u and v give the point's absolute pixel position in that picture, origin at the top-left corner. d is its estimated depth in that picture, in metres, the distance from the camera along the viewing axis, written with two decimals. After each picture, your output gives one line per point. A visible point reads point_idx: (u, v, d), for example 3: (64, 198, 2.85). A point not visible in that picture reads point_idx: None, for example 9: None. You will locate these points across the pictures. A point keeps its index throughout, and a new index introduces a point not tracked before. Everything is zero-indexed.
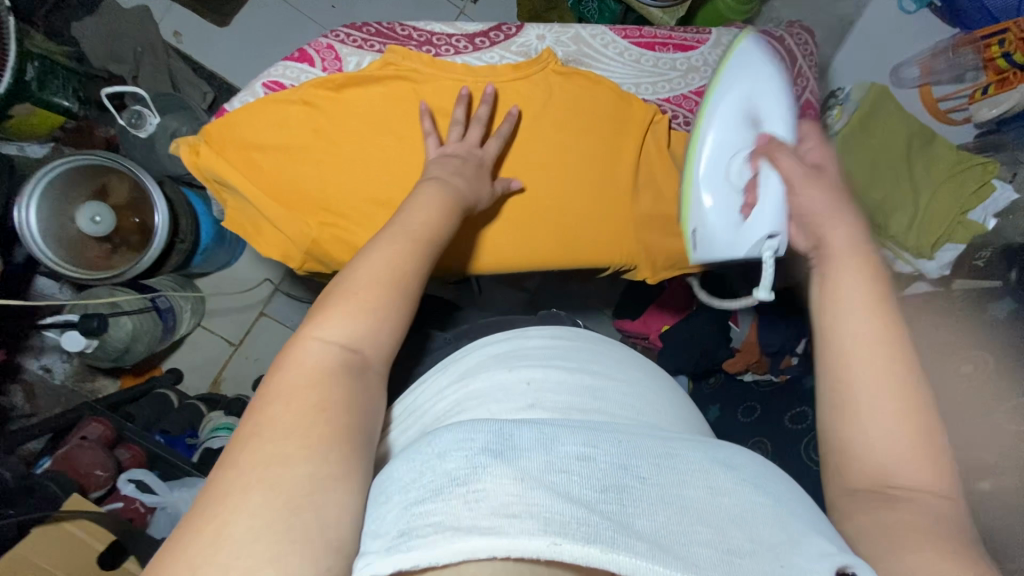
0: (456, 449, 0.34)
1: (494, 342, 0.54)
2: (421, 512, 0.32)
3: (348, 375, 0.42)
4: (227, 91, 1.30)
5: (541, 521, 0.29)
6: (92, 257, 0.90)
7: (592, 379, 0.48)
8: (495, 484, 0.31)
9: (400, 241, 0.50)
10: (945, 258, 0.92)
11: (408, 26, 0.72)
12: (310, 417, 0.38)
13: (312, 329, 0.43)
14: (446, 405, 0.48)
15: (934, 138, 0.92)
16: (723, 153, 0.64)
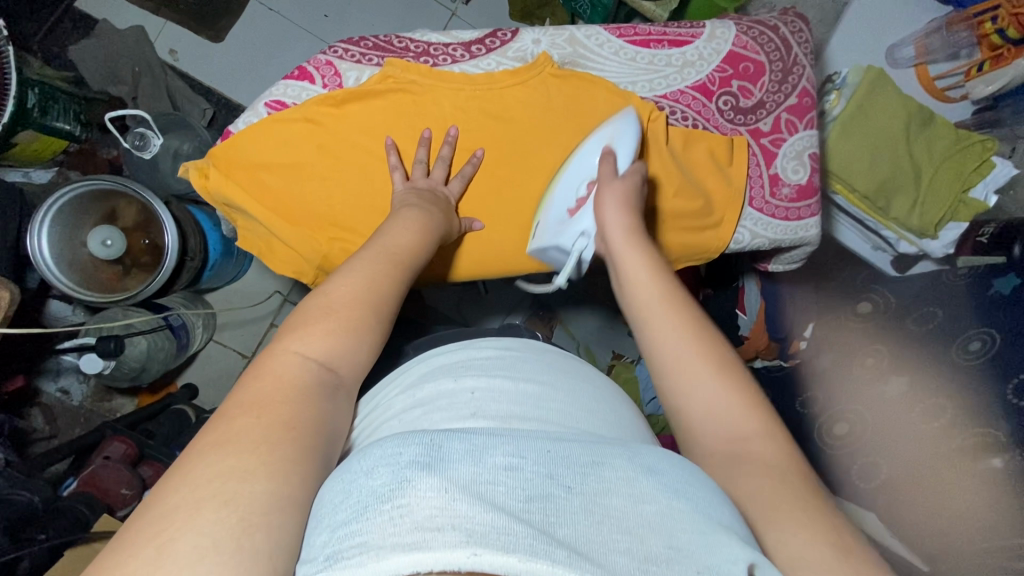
0: (383, 465, 0.35)
1: (443, 355, 0.55)
2: (346, 532, 0.32)
3: (325, 392, 0.44)
4: (226, 107, 1.30)
5: (460, 533, 0.30)
6: (105, 279, 0.92)
7: (536, 389, 0.48)
8: (423, 496, 0.32)
9: (380, 262, 0.55)
10: (949, 237, 0.93)
11: (404, 38, 0.72)
12: (280, 438, 0.39)
13: (287, 344, 0.46)
14: (398, 412, 0.48)
15: (932, 118, 0.91)
16: (574, 177, 0.69)
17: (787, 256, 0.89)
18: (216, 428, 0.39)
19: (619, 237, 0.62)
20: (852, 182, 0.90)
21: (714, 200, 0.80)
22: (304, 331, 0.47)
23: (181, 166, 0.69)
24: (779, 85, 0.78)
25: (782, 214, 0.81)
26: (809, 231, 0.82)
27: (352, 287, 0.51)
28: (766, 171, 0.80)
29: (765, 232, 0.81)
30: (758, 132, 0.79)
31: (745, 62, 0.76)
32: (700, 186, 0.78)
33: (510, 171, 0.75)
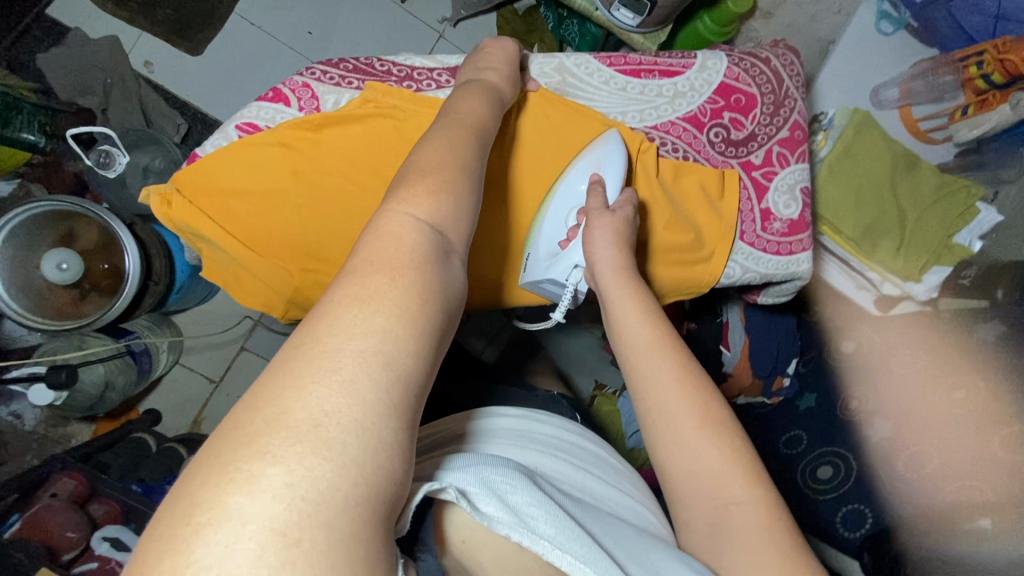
0: (490, 458, 0.42)
1: (511, 415, 0.59)
2: (464, 478, 0.40)
3: (438, 256, 0.41)
4: (202, 122, 1.25)
5: (553, 530, 0.39)
6: (60, 304, 0.86)
7: (590, 481, 0.54)
8: (526, 493, 0.40)
9: (457, 130, 0.53)
10: (933, 281, 0.92)
11: (387, 61, 0.69)
12: (414, 304, 0.37)
13: (398, 205, 0.43)
14: (457, 437, 0.55)
15: (918, 162, 0.91)
16: (562, 205, 0.68)
17: (777, 287, 0.84)
18: (349, 283, 0.37)
19: (612, 278, 0.61)
20: (840, 225, 0.90)
21: (705, 233, 0.76)
22: (406, 194, 0.44)
23: (140, 192, 0.64)
24: (771, 118, 0.76)
25: (774, 248, 0.78)
26: (801, 266, 0.79)
27: (440, 155, 0.48)
28: (758, 205, 0.77)
29: (758, 266, 0.78)
30: (749, 164, 0.77)
31: (737, 93, 0.75)
32: (691, 219, 0.75)
33: (496, 204, 0.72)
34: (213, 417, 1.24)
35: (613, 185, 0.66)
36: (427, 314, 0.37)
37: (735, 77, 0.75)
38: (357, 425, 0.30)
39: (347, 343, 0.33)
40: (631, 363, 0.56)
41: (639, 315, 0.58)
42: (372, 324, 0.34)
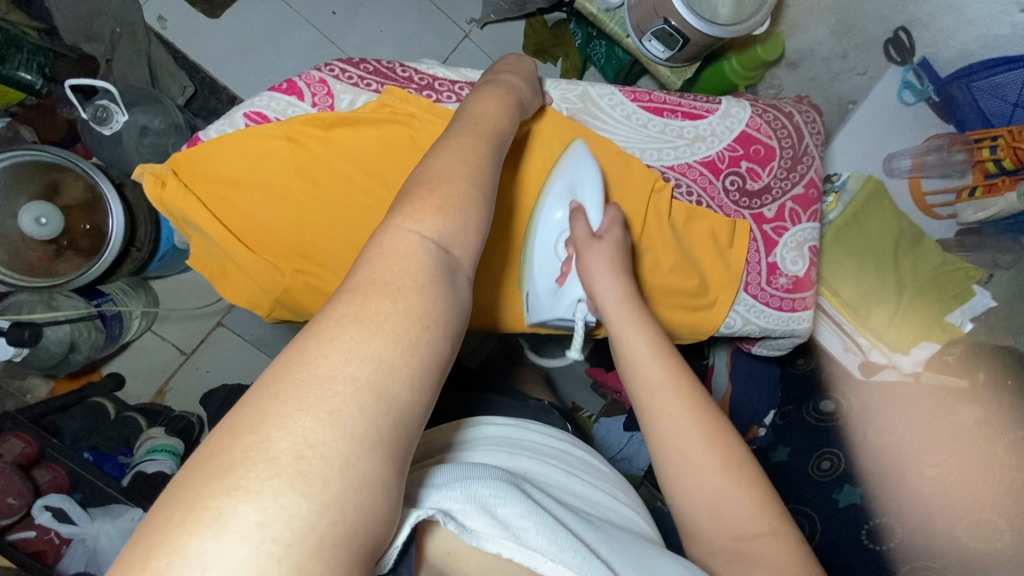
0: (477, 469, 0.40)
1: (500, 423, 0.57)
2: (448, 494, 0.37)
3: (444, 273, 0.39)
4: (210, 87, 1.22)
5: (546, 546, 0.37)
6: (33, 258, 0.82)
7: (587, 490, 0.51)
8: (517, 504, 0.38)
9: (471, 134, 0.50)
10: (920, 356, 0.93)
11: (409, 68, 0.67)
12: (415, 328, 0.34)
13: (403, 221, 0.40)
14: (439, 452, 0.52)
15: (922, 239, 0.95)
16: (546, 239, 0.66)
17: (774, 341, 0.84)
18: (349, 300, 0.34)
19: (615, 307, 0.58)
20: (838, 289, 0.93)
21: (710, 280, 0.75)
22: (413, 207, 0.41)
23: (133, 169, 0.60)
24: (787, 173, 0.76)
25: (777, 303, 0.77)
26: (802, 324, 0.78)
27: (452, 163, 0.46)
28: (765, 258, 0.76)
29: (758, 319, 0.77)
30: (761, 217, 0.76)
31: (756, 144, 0.74)
32: (697, 265, 0.74)
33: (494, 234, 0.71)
34: (180, 388, 1.20)
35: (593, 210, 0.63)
36: (429, 334, 0.35)
37: (757, 128, 0.74)
38: (341, 463, 0.28)
39: (339, 372, 0.31)
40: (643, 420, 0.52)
41: (649, 353, 0.54)
42: (366, 349, 0.32)
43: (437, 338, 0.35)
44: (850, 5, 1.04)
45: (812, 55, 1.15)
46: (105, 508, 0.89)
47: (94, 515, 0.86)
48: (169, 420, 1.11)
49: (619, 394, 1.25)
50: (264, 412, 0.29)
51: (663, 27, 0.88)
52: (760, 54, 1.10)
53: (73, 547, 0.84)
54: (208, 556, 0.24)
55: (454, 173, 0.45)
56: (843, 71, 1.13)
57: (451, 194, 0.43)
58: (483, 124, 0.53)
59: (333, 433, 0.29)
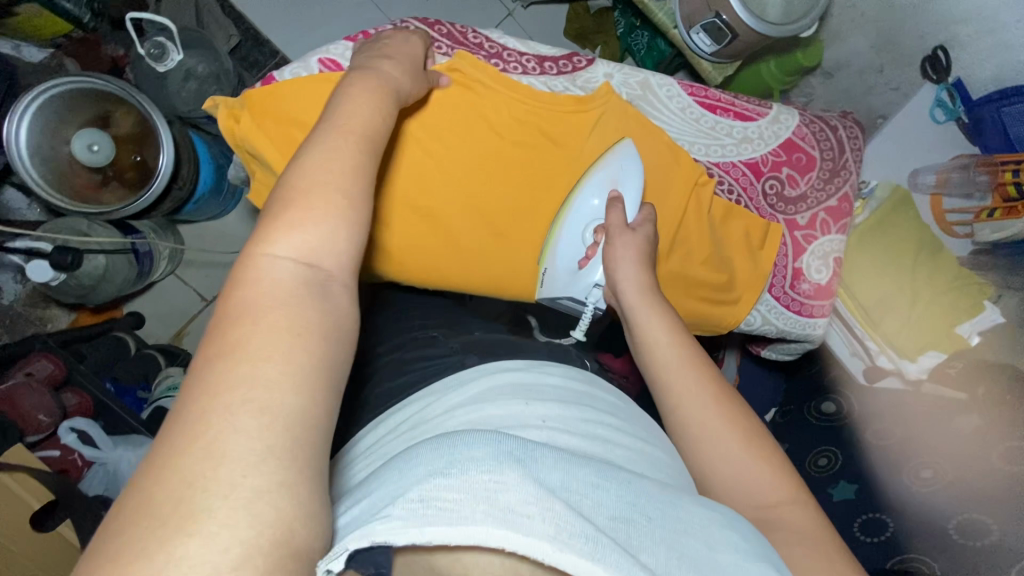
0: (475, 450, 0.36)
1: (515, 370, 0.58)
2: (441, 486, 0.33)
3: (308, 291, 0.38)
4: (253, 39, 1.21)
5: (552, 528, 0.32)
6: (79, 186, 0.83)
7: (603, 428, 0.51)
8: (522, 488, 0.33)
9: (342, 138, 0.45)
10: (926, 363, 0.99)
11: (481, 35, 0.69)
12: (286, 342, 0.35)
13: (261, 247, 0.38)
14: (461, 403, 0.54)
15: (942, 251, 0.98)
16: (577, 220, 0.67)
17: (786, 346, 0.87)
18: (221, 336, 0.35)
19: (636, 294, 0.61)
20: (858, 293, 0.98)
21: (737, 279, 0.77)
22: None
23: (209, 98, 0.63)
24: (824, 184, 0.78)
25: (796, 307, 0.80)
26: (816, 330, 0.82)
27: None
28: (792, 263, 0.79)
29: (777, 321, 0.80)
30: (794, 223, 0.79)
31: (799, 152, 0.76)
32: (728, 262, 0.76)
33: (518, 217, 0.71)
34: (197, 334, 1.22)
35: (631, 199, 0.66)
36: (303, 341, 0.36)
37: (802, 137, 0.76)
38: (284, 458, 0.32)
39: (221, 402, 0.32)
40: (675, 400, 0.55)
41: (668, 332, 0.58)
42: (231, 378, 0.33)
43: (315, 344, 0.36)
44: (890, 20, 1.06)
45: (848, 66, 1.17)
46: (127, 437, 0.90)
47: (117, 441, 0.88)
48: (187, 360, 1.12)
49: (626, 379, 1.28)
50: (174, 434, 0.31)
51: (714, 20, 0.91)
52: (800, 59, 1.12)
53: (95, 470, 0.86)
54: (190, 528, 0.28)
55: (344, 170, 0.43)
56: (878, 85, 1.15)
57: (326, 197, 0.41)
58: (357, 123, 0.46)
59: (244, 444, 0.31)
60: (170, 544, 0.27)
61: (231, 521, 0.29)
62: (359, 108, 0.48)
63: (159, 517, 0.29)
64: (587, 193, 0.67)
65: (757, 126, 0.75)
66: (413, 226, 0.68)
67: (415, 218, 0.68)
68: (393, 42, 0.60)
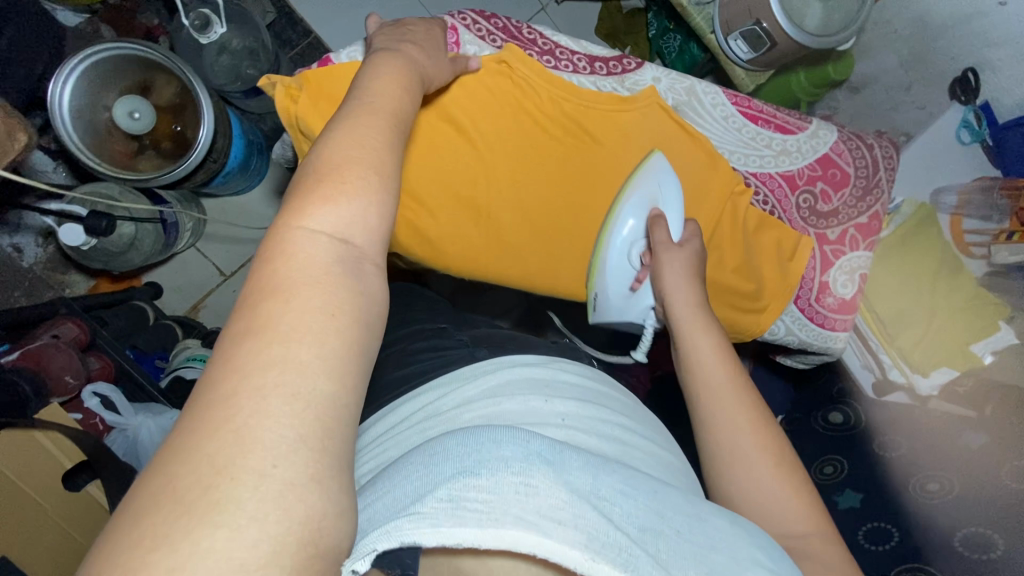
0: (504, 446, 0.34)
1: (530, 364, 0.57)
2: (471, 484, 0.32)
3: (342, 266, 0.36)
4: (288, 17, 1.17)
5: (584, 536, 0.31)
6: (115, 151, 0.84)
7: (621, 432, 0.51)
8: (555, 494, 0.33)
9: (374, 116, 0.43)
10: (938, 380, 1.01)
11: (535, 31, 0.69)
12: (321, 322, 0.33)
13: (294, 221, 0.36)
14: (476, 396, 0.53)
15: (963, 270, 1.00)
16: (623, 245, 0.69)
17: (803, 355, 0.88)
18: (250, 312, 0.33)
19: (688, 311, 0.61)
20: (876, 307, 1.01)
21: (766, 287, 0.78)
22: None
23: (264, 78, 0.63)
24: (856, 201, 0.79)
25: (820, 320, 0.81)
26: (836, 343, 0.83)
27: None
28: (819, 276, 0.80)
29: (800, 332, 0.81)
30: (823, 238, 0.80)
31: (834, 168, 0.77)
32: (757, 270, 0.77)
33: (551, 207, 0.72)
34: (214, 308, 1.22)
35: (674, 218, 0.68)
36: (339, 322, 0.34)
37: (839, 153, 0.78)
38: (315, 448, 0.30)
39: (248, 383, 0.30)
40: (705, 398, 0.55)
41: (715, 351, 0.58)
42: (263, 358, 0.31)
43: (349, 326, 0.34)
44: (922, 39, 1.07)
45: (876, 81, 1.18)
46: (147, 406, 0.91)
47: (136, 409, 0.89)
48: (204, 333, 1.14)
49: (636, 379, 1.30)
50: (207, 410, 0.29)
51: (754, 28, 0.92)
52: (830, 73, 1.14)
53: (115, 434, 0.86)
54: (262, 484, 0.28)
55: (367, 153, 0.40)
56: (904, 102, 1.16)
57: (364, 177, 0.40)
58: (382, 104, 0.45)
59: (275, 430, 0.30)
60: (242, 501, 0.27)
61: (262, 514, 0.28)
62: (383, 93, 0.46)
63: (184, 504, 0.27)
64: (631, 217, 0.68)
65: (797, 139, 0.76)
66: (461, 223, 0.70)
67: (460, 209, 0.69)
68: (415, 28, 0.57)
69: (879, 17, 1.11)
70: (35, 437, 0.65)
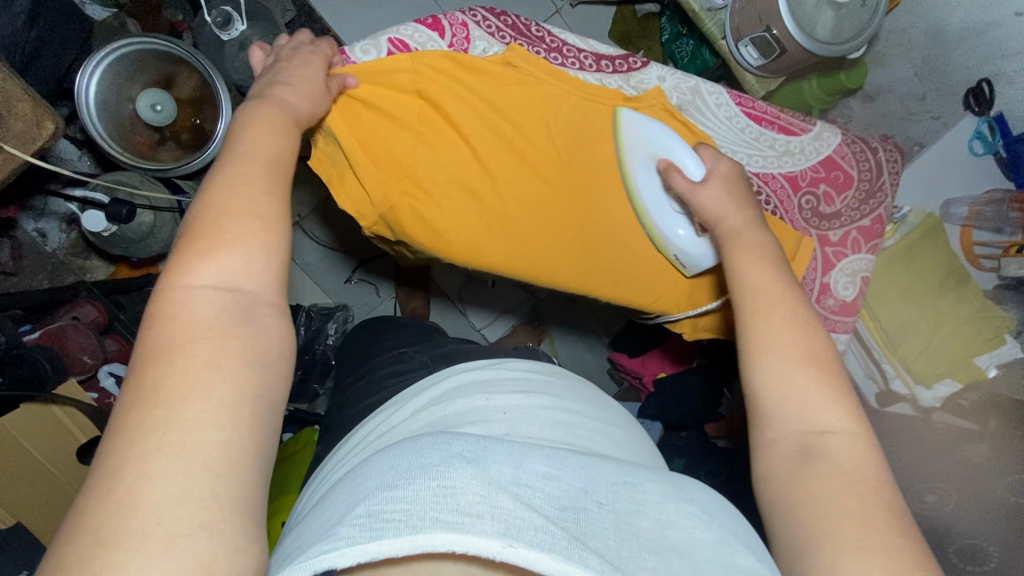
0: (423, 460, 0.37)
1: (479, 368, 0.59)
2: (389, 498, 0.34)
3: (235, 319, 0.36)
4: (306, 15, 1.19)
5: (501, 526, 0.33)
6: (138, 142, 0.87)
7: (567, 416, 0.52)
8: (473, 484, 0.35)
9: (274, 167, 0.44)
10: (942, 391, 0.99)
11: (543, 30, 0.73)
12: (202, 378, 0.33)
13: (176, 278, 0.36)
14: (424, 406, 0.54)
15: (968, 280, 0.98)
16: (651, 190, 0.71)
17: None
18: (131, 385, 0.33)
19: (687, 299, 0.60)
20: (879, 315, 0.97)
21: None
22: None
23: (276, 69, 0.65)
24: (860, 204, 0.79)
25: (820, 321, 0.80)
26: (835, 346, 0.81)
27: None
28: (820, 278, 0.79)
29: None
30: (825, 240, 0.79)
31: (838, 171, 0.78)
32: None
33: (579, 192, 0.72)
34: None
35: (685, 156, 0.68)
36: (225, 368, 0.34)
37: (843, 157, 0.78)
38: (208, 495, 0.30)
39: (129, 455, 0.30)
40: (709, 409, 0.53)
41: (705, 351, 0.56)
42: (148, 421, 0.31)
43: (236, 371, 0.34)
44: (938, 48, 1.06)
45: (890, 90, 1.17)
46: None
47: None
48: None
49: (638, 381, 1.31)
50: (109, 475, 0.29)
51: (764, 34, 0.92)
52: (844, 80, 1.13)
53: None
54: None
55: (248, 203, 0.40)
56: (918, 112, 1.15)
57: (242, 224, 0.39)
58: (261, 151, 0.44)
59: (159, 492, 0.29)
60: None
61: (172, 559, 0.27)
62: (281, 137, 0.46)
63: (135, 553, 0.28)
64: (642, 167, 0.70)
65: (801, 140, 0.77)
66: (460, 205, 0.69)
67: (459, 199, 0.69)
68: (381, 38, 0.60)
69: (895, 25, 1.11)
70: (51, 407, 0.69)
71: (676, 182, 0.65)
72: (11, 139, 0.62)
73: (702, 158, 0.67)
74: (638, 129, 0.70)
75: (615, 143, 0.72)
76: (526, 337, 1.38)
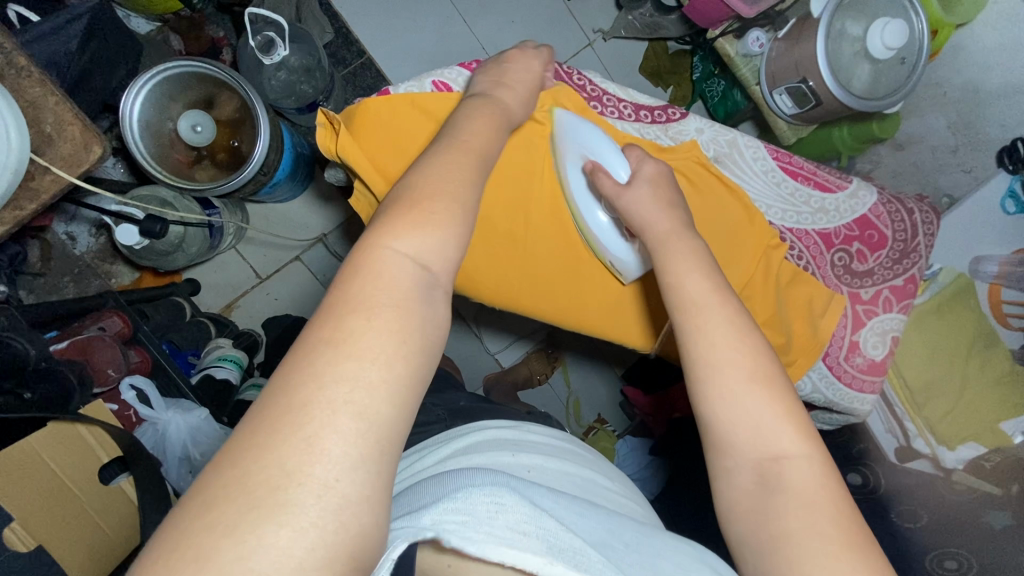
0: (473, 473, 0.37)
1: (500, 427, 0.58)
2: (440, 509, 0.34)
3: (419, 293, 0.39)
4: (344, 37, 1.21)
5: (548, 544, 0.33)
6: (175, 159, 0.89)
7: (586, 482, 0.51)
8: (521, 507, 0.35)
9: (460, 156, 0.47)
10: (965, 454, 0.94)
11: (585, 77, 0.73)
12: (389, 345, 0.36)
13: (382, 240, 0.40)
14: (450, 454, 0.52)
15: (996, 343, 0.97)
16: (581, 197, 0.68)
17: (825, 416, 0.85)
18: (324, 324, 0.36)
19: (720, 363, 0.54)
20: (905, 371, 0.94)
21: (795, 343, 0.76)
22: None
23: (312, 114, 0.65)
24: (893, 264, 0.79)
25: (848, 379, 0.79)
26: (862, 405, 0.80)
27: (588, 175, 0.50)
28: (849, 335, 0.78)
29: (827, 390, 0.79)
30: (857, 297, 0.79)
31: (872, 230, 0.78)
32: (788, 325, 0.75)
33: None
34: (247, 309, 1.26)
35: (610, 156, 0.66)
36: (403, 348, 0.36)
37: (877, 217, 0.78)
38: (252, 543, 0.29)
39: (319, 395, 0.33)
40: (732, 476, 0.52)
41: None
42: (338, 371, 0.34)
43: (412, 355, 0.37)
44: (975, 105, 1.05)
45: (922, 141, 1.16)
46: (178, 401, 0.92)
47: (169, 404, 0.91)
48: (236, 333, 1.19)
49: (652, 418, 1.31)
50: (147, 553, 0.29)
51: (800, 85, 0.92)
52: (875, 130, 1.13)
53: (145, 427, 0.88)
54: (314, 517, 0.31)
55: (445, 188, 0.44)
56: (948, 164, 1.14)
57: (448, 209, 0.43)
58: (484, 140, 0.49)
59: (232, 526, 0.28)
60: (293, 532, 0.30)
61: None
62: (476, 131, 0.51)
63: None
64: (568, 168, 0.67)
65: (836, 199, 0.77)
66: (497, 247, 0.71)
67: (498, 240, 0.71)
68: (488, 68, 0.63)
69: (929, 78, 1.10)
70: (77, 426, 0.68)
71: (604, 181, 0.64)
72: (58, 162, 0.63)
73: (629, 157, 0.66)
74: (567, 125, 0.67)
75: (549, 140, 0.69)
76: (541, 364, 1.38)
